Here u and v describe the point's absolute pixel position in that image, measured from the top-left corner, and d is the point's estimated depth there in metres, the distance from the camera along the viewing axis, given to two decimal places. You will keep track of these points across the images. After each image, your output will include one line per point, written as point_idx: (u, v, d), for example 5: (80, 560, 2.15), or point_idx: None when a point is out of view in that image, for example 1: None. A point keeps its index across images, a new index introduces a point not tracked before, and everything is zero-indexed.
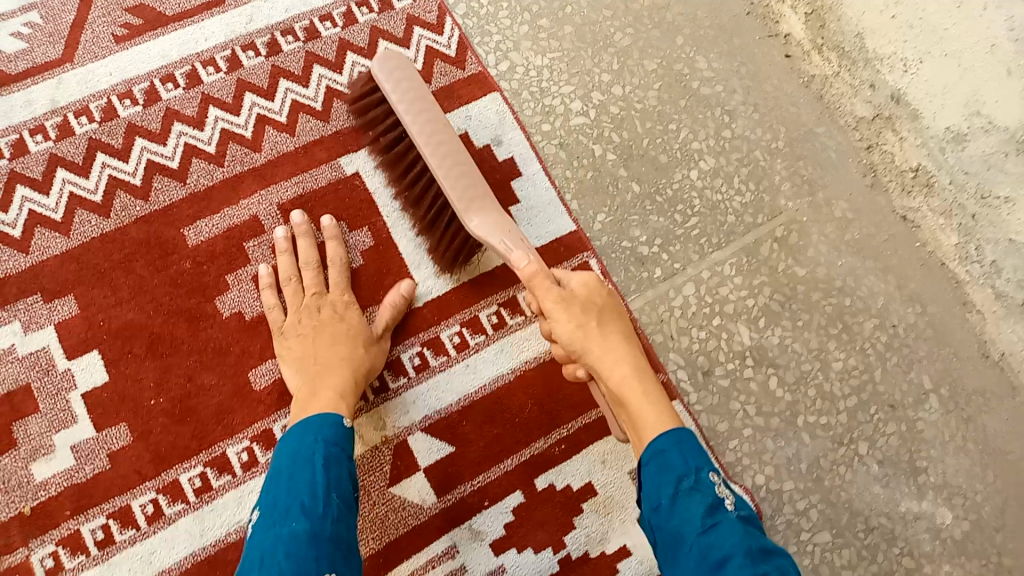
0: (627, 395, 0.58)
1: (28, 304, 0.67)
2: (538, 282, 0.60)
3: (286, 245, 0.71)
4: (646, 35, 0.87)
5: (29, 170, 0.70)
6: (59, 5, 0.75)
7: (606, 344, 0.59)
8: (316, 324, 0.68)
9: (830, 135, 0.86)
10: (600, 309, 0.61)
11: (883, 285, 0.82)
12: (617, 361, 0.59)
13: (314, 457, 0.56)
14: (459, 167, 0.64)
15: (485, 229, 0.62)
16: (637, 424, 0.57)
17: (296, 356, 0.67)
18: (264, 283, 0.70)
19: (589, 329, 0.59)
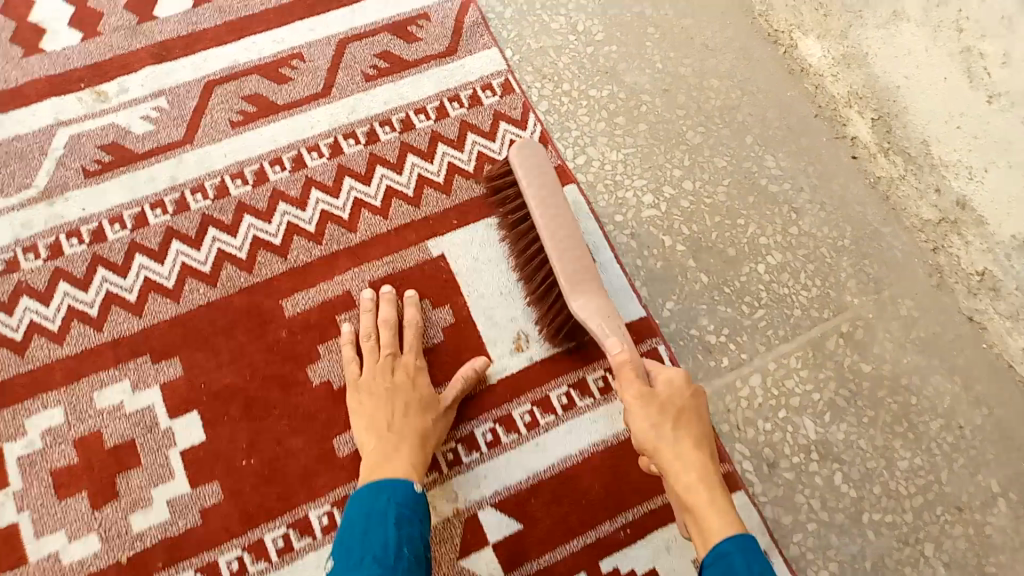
0: (694, 498, 0.57)
1: (138, 364, 0.72)
2: (624, 374, 0.64)
3: (370, 305, 0.76)
4: (717, 134, 0.91)
5: (147, 240, 0.76)
6: (183, 92, 0.83)
7: (677, 450, 0.60)
8: (388, 382, 0.72)
9: (896, 236, 0.88)
10: (680, 417, 0.62)
11: (950, 385, 0.84)
12: (688, 466, 0.59)
13: (386, 515, 0.60)
14: (569, 249, 0.68)
15: (586, 311, 0.66)
16: (702, 528, 0.56)
17: (367, 410, 0.71)
18: (347, 338, 0.75)
19: (663, 432, 0.61)
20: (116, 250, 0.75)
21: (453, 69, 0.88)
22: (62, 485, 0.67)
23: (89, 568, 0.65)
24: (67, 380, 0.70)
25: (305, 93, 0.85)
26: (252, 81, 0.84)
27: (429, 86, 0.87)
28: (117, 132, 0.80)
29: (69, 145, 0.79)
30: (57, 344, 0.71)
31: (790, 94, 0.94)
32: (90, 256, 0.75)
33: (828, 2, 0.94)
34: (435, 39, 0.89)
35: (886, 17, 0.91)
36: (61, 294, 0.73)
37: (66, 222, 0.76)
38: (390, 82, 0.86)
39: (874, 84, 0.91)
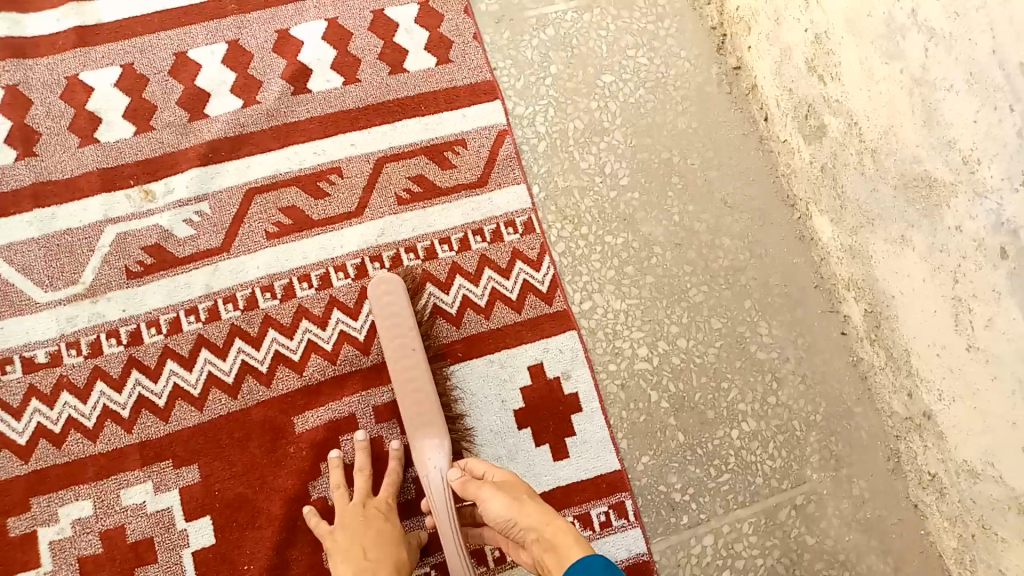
0: (558, 535, 0.66)
1: (160, 468, 0.82)
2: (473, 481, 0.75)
3: (365, 444, 0.84)
4: (719, 295, 0.97)
5: (180, 347, 0.85)
6: (226, 198, 0.90)
7: (539, 509, 0.69)
8: (361, 520, 0.79)
9: (865, 416, 0.96)
10: (526, 491, 0.73)
11: (882, 565, 0.93)
12: (548, 516, 0.68)
13: None
14: (414, 392, 0.81)
15: (429, 451, 0.79)
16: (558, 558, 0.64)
17: (344, 551, 0.77)
18: (336, 462, 0.83)
19: (523, 499, 0.71)
20: (150, 353, 0.84)
21: (481, 201, 0.94)
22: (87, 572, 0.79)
23: None
24: (99, 476, 0.80)
25: (340, 210, 0.91)
26: (291, 193, 0.91)
27: (457, 217, 0.93)
28: (159, 235, 0.87)
29: (115, 243, 0.86)
30: (91, 441, 0.81)
31: (796, 262, 1.00)
32: (127, 357, 0.84)
33: (847, 198, 0.92)
34: (469, 168, 0.95)
35: (894, 235, 0.87)
36: (98, 393, 0.82)
37: (107, 322, 0.84)
38: (421, 208, 0.93)
39: (872, 282, 0.92)
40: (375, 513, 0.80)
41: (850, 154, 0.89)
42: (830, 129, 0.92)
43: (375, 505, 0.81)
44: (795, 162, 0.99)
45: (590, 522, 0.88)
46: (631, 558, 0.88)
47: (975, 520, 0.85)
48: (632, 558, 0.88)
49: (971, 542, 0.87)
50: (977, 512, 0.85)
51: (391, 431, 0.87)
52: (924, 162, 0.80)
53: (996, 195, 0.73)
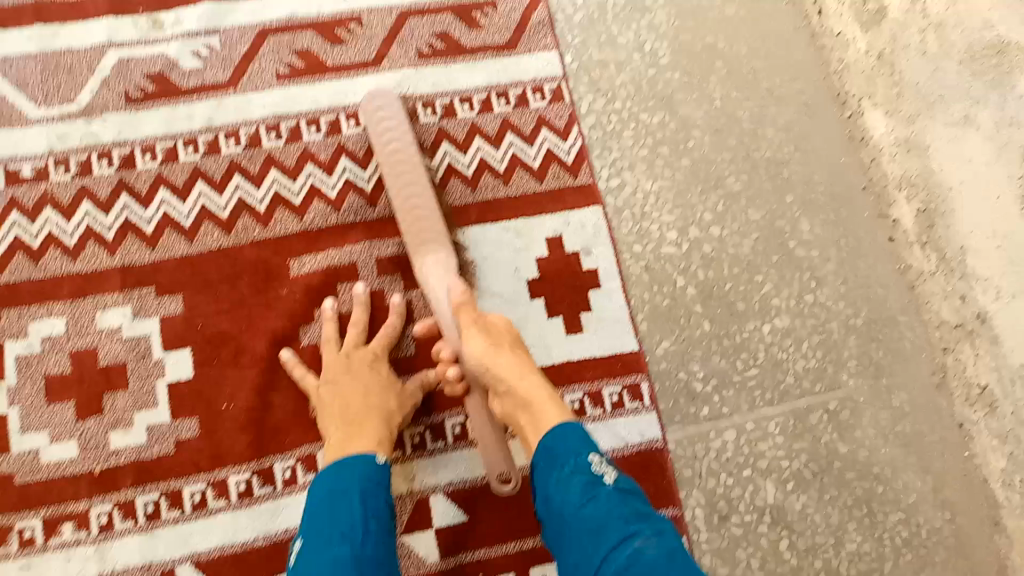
0: (533, 397, 0.63)
1: (141, 294, 0.77)
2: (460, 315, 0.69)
3: (364, 298, 0.78)
4: (758, 186, 0.90)
5: (175, 176, 0.80)
6: (237, 36, 0.85)
7: (516, 364, 0.66)
8: (351, 375, 0.73)
9: (912, 325, 0.87)
10: (509, 339, 0.68)
11: (920, 484, 0.82)
12: (523, 375, 0.65)
13: (350, 490, 0.61)
14: (412, 208, 0.76)
15: (430, 270, 0.73)
16: (538, 422, 0.62)
17: (330, 405, 0.72)
18: (328, 316, 0.77)
19: (501, 349, 0.66)
20: (142, 179, 0.80)
21: (509, 63, 0.90)
22: (54, 391, 0.73)
23: (64, 471, 0.71)
24: (74, 295, 0.76)
25: (356, 59, 0.87)
26: (307, 37, 0.86)
27: (480, 77, 0.89)
28: (164, 64, 0.84)
29: (117, 67, 0.83)
30: (71, 259, 0.77)
31: (843, 161, 0.91)
32: (117, 181, 0.80)
33: (904, 81, 0.91)
34: (497, 30, 0.90)
35: (956, 117, 0.89)
36: (84, 213, 0.78)
37: (100, 143, 0.81)
38: (443, 64, 0.88)
39: (928, 175, 0.89)
40: (362, 367, 0.74)
41: (911, 33, 0.92)
42: (890, 10, 0.93)
43: (364, 356, 0.75)
44: (849, 55, 0.94)
45: (601, 402, 0.80)
46: (642, 443, 0.80)
47: None
48: (644, 443, 0.80)
49: None
50: None
51: (393, 286, 0.80)
52: (996, 28, 0.90)
53: None
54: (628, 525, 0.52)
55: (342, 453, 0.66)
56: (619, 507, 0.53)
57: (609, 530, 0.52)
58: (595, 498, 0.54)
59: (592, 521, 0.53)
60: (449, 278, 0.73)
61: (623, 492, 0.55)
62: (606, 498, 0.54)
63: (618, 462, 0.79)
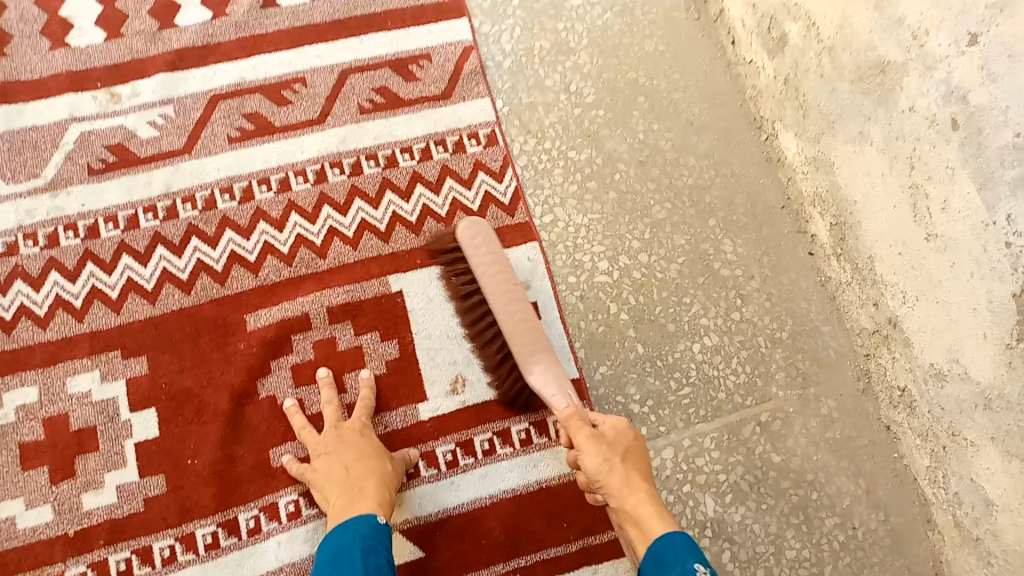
0: (641, 512, 0.66)
1: (109, 358, 0.81)
2: (574, 422, 0.72)
3: (329, 378, 0.82)
4: (683, 213, 0.96)
5: (135, 243, 0.85)
6: (189, 104, 0.91)
7: (626, 478, 0.68)
8: (340, 445, 0.77)
9: (834, 335, 0.93)
10: (626, 447, 0.70)
11: (851, 487, 0.89)
12: (634, 489, 0.67)
13: (353, 549, 0.65)
14: (520, 318, 0.75)
15: (541, 382, 0.74)
16: (644, 531, 0.65)
17: (326, 479, 0.75)
18: (325, 380, 0.82)
19: (614, 463, 0.69)
20: (106, 248, 0.85)
21: (443, 112, 0.95)
22: (28, 458, 0.78)
23: (41, 534, 0.76)
24: (46, 363, 0.80)
25: (303, 118, 0.92)
26: (253, 100, 0.92)
27: (418, 127, 0.94)
28: (122, 135, 0.89)
29: (78, 141, 0.88)
30: (41, 327, 0.81)
31: (762, 182, 0.98)
32: (83, 250, 0.84)
33: (809, 105, 0.91)
34: (432, 81, 0.96)
35: (853, 134, 0.86)
36: (52, 283, 0.83)
37: (65, 216, 0.85)
38: (383, 117, 0.93)
39: (836, 192, 0.90)
40: (350, 434, 0.78)
41: (811, 57, 0.89)
42: (791, 36, 0.91)
43: (350, 426, 0.79)
44: (760, 81, 0.99)
45: (546, 430, 0.85)
46: None
47: (943, 428, 0.81)
48: None
49: (943, 455, 0.82)
50: (947, 420, 0.81)
51: (344, 332, 0.85)
52: (878, 47, 0.80)
53: (944, 63, 0.73)
54: None
55: (348, 515, 0.70)
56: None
57: None
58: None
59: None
60: (562, 385, 0.74)
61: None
62: None
63: None
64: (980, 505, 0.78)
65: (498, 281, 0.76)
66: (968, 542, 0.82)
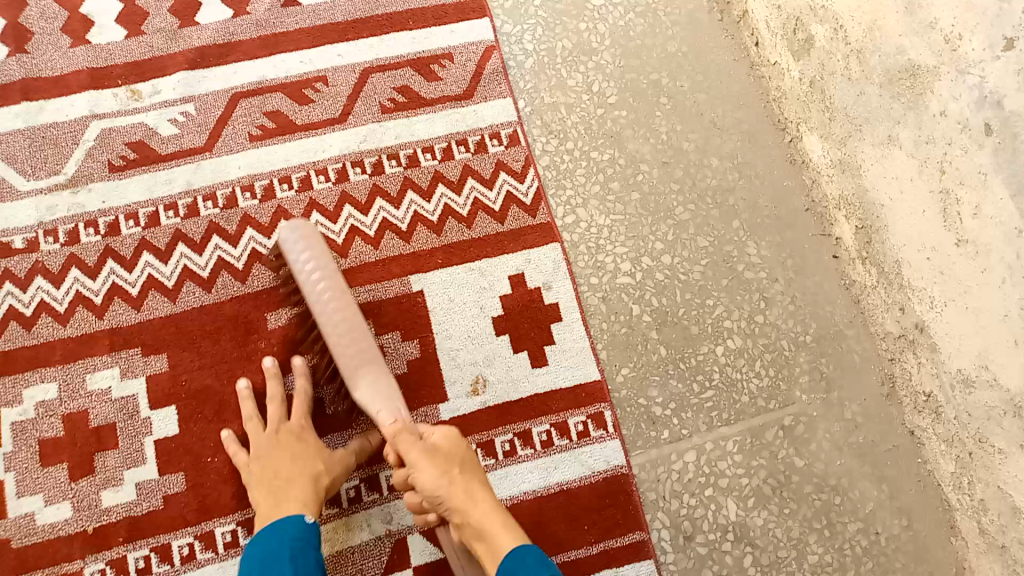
0: (487, 524, 0.66)
1: (129, 355, 0.81)
2: (403, 437, 0.70)
3: (275, 370, 0.80)
4: (706, 214, 0.95)
5: (156, 240, 0.85)
6: (211, 101, 0.90)
7: (468, 489, 0.68)
8: (275, 446, 0.76)
9: (859, 338, 0.92)
10: (456, 459, 0.70)
11: (876, 492, 0.87)
12: (477, 502, 0.67)
13: (280, 553, 0.66)
14: (348, 332, 0.71)
15: (369, 395, 0.71)
16: (495, 547, 0.65)
17: (260, 479, 0.75)
18: (301, 371, 0.79)
19: (452, 476, 0.68)
20: (127, 245, 0.84)
21: (465, 111, 0.94)
22: (47, 454, 0.77)
23: (60, 530, 0.75)
24: (66, 360, 0.80)
25: (324, 117, 0.92)
26: (276, 99, 0.92)
27: (440, 127, 0.93)
28: (144, 132, 0.88)
29: (99, 137, 0.88)
30: (61, 324, 0.81)
31: (786, 184, 0.97)
32: (103, 247, 0.84)
33: (835, 106, 0.90)
34: (454, 81, 0.95)
35: (880, 136, 0.84)
36: (72, 280, 0.83)
37: (86, 213, 0.85)
38: (404, 117, 0.93)
39: (862, 194, 0.89)
40: (289, 435, 0.76)
41: (837, 59, 0.88)
42: (817, 38, 0.91)
43: (289, 427, 0.77)
44: (784, 83, 0.98)
45: (567, 432, 0.84)
46: (609, 470, 0.84)
47: (969, 434, 0.80)
48: (610, 470, 0.84)
49: (969, 462, 0.81)
50: (974, 427, 0.79)
51: None
52: (909, 50, 0.80)
53: (978, 67, 0.73)
54: None
55: (271, 520, 0.71)
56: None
57: None
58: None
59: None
60: (393, 399, 0.72)
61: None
62: None
63: (587, 488, 0.83)
64: (1007, 512, 0.77)
65: (318, 285, 0.71)
66: (994, 549, 0.80)
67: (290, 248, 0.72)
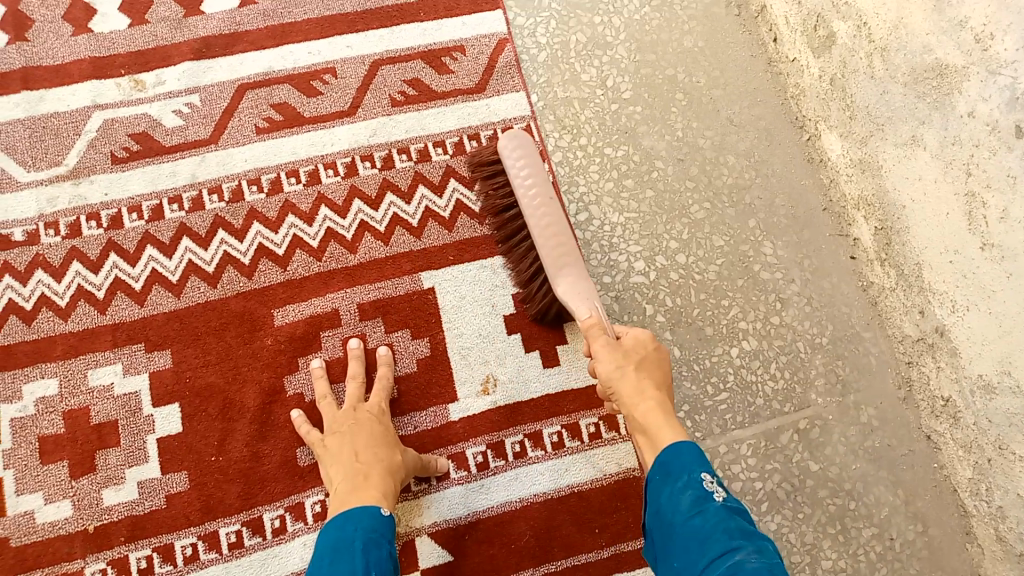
0: (649, 420, 0.63)
1: (131, 351, 0.79)
2: (591, 330, 0.69)
3: (321, 371, 0.79)
4: (721, 213, 0.93)
5: (160, 234, 0.83)
6: (217, 92, 0.88)
7: (638, 385, 0.65)
8: (354, 425, 0.75)
9: (876, 341, 0.90)
10: (642, 358, 0.67)
11: (891, 497, 0.85)
12: (643, 397, 0.64)
13: (354, 542, 0.62)
14: (548, 228, 0.73)
15: (568, 293, 0.71)
16: (655, 438, 0.62)
17: (336, 457, 0.73)
18: (353, 353, 0.80)
19: (627, 370, 0.66)
20: (130, 238, 0.82)
21: (477, 105, 0.92)
22: (46, 451, 0.76)
23: (60, 529, 0.74)
24: (67, 355, 0.78)
25: (332, 109, 0.90)
26: (283, 91, 0.89)
27: (451, 120, 0.91)
28: (148, 123, 0.86)
29: (103, 128, 0.86)
30: (62, 319, 0.79)
31: (803, 183, 0.96)
32: (106, 240, 0.82)
33: (855, 105, 0.88)
34: (467, 74, 0.93)
35: (904, 137, 0.83)
36: (74, 273, 0.81)
37: (88, 205, 0.83)
38: (415, 110, 0.91)
39: (882, 195, 0.87)
40: (367, 418, 0.76)
41: (859, 57, 0.86)
42: (839, 35, 0.89)
43: (367, 409, 0.77)
44: (803, 80, 0.96)
45: (579, 434, 0.82)
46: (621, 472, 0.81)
47: (990, 440, 0.77)
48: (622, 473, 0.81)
49: (987, 469, 0.79)
50: (993, 434, 0.77)
51: (374, 329, 0.83)
52: (935, 49, 0.77)
53: (1010, 68, 0.69)
54: (730, 538, 0.53)
55: (342, 506, 0.67)
56: (725, 522, 0.54)
57: (712, 543, 0.53)
58: (703, 512, 0.55)
59: (696, 534, 0.55)
60: (589, 298, 0.71)
61: (732, 511, 0.56)
62: (714, 513, 0.55)
63: (597, 491, 0.80)
64: None
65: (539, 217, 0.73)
66: (1010, 557, 0.78)
67: (507, 153, 0.76)
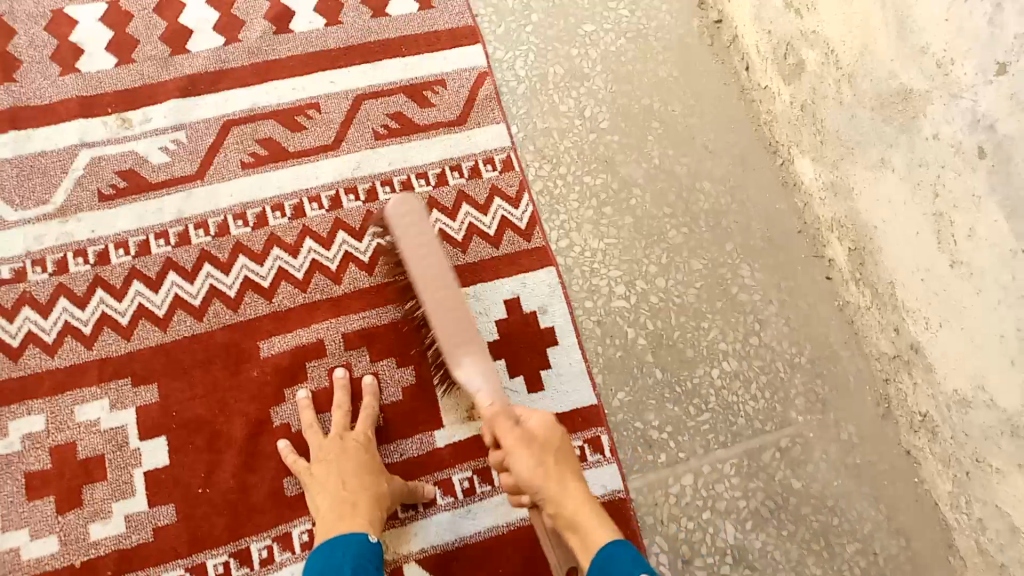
0: (580, 518, 0.61)
1: (119, 385, 0.80)
2: (499, 421, 0.64)
3: (307, 401, 0.80)
4: (699, 237, 0.95)
5: (146, 269, 0.84)
6: (203, 129, 0.90)
7: (563, 482, 0.63)
8: (340, 453, 0.76)
9: (853, 359, 0.92)
10: (556, 449, 0.65)
11: (873, 512, 0.86)
12: (570, 494, 0.62)
13: (342, 569, 0.63)
14: (445, 297, 0.68)
15: (470, 375, 0.67)
16: (588, 539, 0.60)
17: (322, 486, 0.74)
18: (341, 383, 0.81)
19: (548, 466, 0.63)
20: (117, 274, 0.83)
21: (458, 137, 0.95)
22: (33, 487, 0.76)
23: (46, 565, 0.74)
24: (54, 391, 0.79)
25: (315, 144, 0.91)
26: (267, 126, 0.91)
27: (433, 153, 0.93)
28: (134, 160, 0.88)
29: (89, 166, 0.87)
30: (49, 355, 0.80)
31: (778, 206, 0.98)
32: (93, 276, 0.83)
33: (826, 130, 0.91)
34: (448, 107, 0.96)
35: (873, 160, 0.85)
36: (60, 309, 0.82)
37: (75, 241, 0.84)
38: (398, 143, 0.93)
39: (855, 218, 0.89)
40: (353, 446, 0.76)
41: (828, 84, 0.89)
42: (808, 64, 0.91)
43: (353, 437, 0.77)
44: (775, 107, 0.98)
45: None
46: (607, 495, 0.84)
47: (968, 454, 0.79)
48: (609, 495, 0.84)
49: (966, 481, 0.80)
50: (971, 446, 0.78)
51: (359, 359, 0.84)
52: (900, 75, 0.79)
53: (971, 91, 0.71)
54: None
55: (330, 534, 0.68)
56: None
57: None
58: None
59: None
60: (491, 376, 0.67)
61: None
62: None
63: None
64: (1003, 531, 0.76)
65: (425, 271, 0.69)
66: (993, 569, 0.79)
67: (395, 216, 0.70)
